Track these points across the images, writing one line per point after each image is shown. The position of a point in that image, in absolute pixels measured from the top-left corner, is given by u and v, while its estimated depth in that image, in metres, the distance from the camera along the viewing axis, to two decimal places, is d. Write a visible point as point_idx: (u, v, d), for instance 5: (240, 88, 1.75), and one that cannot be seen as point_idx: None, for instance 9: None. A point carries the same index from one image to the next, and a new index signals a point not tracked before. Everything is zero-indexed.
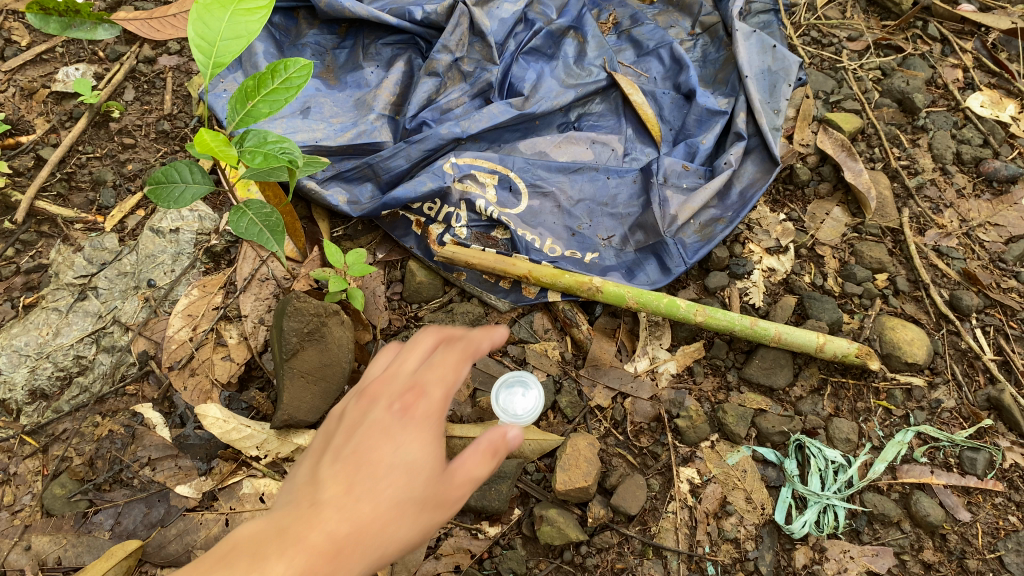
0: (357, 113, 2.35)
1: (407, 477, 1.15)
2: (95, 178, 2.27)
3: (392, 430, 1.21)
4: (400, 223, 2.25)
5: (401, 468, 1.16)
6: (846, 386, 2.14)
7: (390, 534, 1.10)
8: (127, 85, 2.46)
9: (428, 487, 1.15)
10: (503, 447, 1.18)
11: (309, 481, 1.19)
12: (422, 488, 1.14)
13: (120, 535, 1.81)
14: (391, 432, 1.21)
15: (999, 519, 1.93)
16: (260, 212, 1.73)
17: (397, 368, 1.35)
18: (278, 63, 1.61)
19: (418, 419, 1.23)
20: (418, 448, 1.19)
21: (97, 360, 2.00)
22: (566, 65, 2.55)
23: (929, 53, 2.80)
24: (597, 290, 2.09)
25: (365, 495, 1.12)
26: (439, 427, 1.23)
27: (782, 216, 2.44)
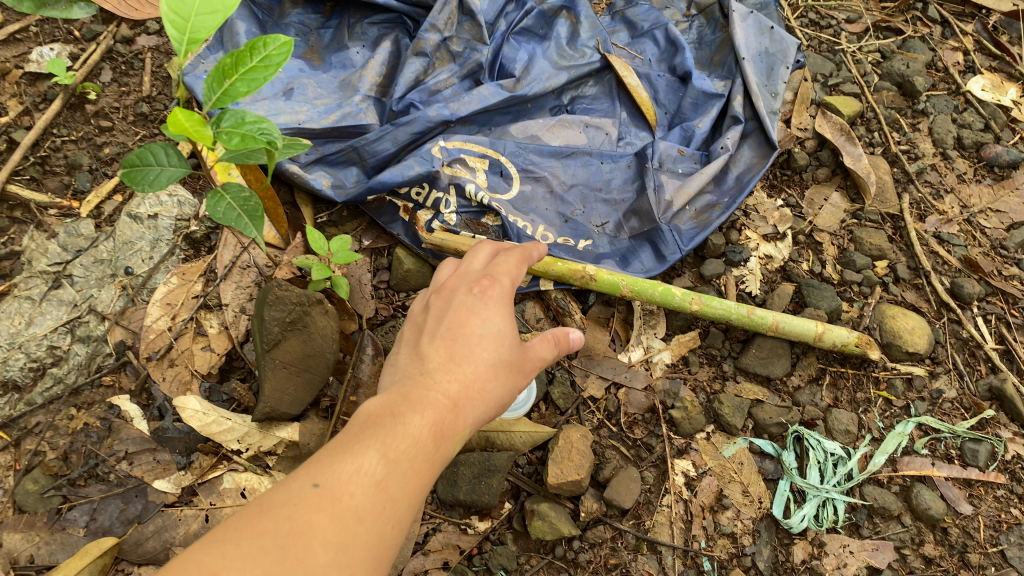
0: (342, 95, 2.28)
1: (498, 347, 1.29)
2: (70, 162, 2.19)
3: (475, 306, 1.33)
4: (387, 209, 2.17)
5: (491, 338, 1.30)
6: (845, 376, 2.08)
7: (490, 392, 1.25)
8: (103, 66, 2.36)
9: (513, 355, 1.32)
10: (564, 339, 1.46)
11: (408, 358, 1.29)
12: (510, 356, 1.30)
13: (96, 532, 1.75)
14: (482, 301, 1.34)
15: (1001, 512, 1.89)
16: (238, 196, 1.65)
17: (464, 270, 1.45)
18: (257, 40, 1.53)
19: (497, 296, 1.36)
20: (503, 320, 1.33)
21: (72, 351, 1.91)
22: (559, 46, 2.47)
23: (930, 36, 2.73)
24: (591, 278, 2.03)
25: (466, 359, 1.25)
26: (512, 306, 1.37)
27: (779, 202, 2.37)
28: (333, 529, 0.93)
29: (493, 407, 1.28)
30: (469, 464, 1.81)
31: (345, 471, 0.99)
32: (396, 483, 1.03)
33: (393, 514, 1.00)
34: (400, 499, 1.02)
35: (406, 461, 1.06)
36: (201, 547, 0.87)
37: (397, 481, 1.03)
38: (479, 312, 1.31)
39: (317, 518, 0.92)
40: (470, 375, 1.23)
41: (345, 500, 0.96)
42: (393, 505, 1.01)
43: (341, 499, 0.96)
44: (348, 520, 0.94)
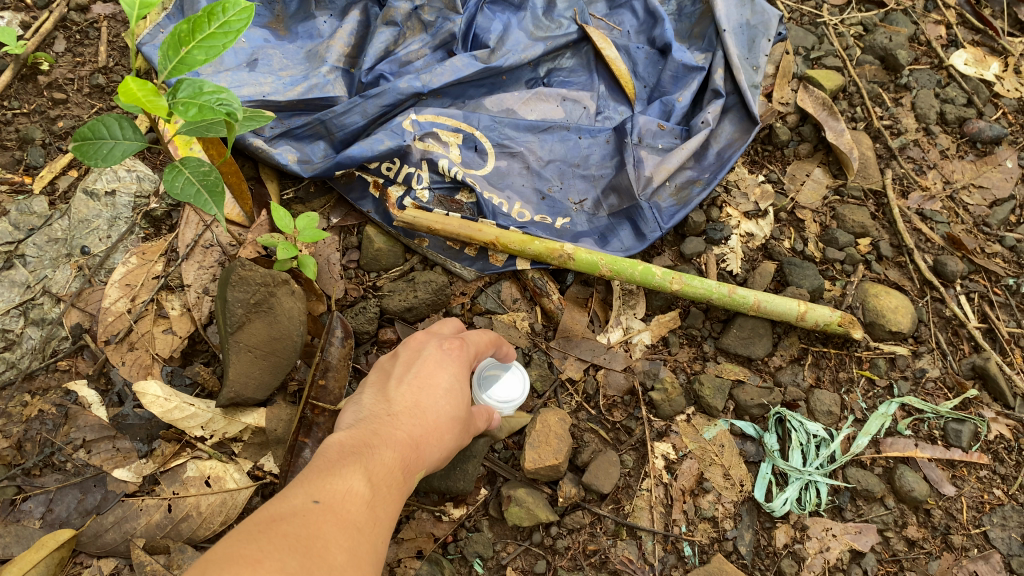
0: (309, 66, 2.19)
1: (459, 402, 1.36)
2: (22, 136, 2.09)
3: (443, 361, 1.39)
4: (356, 184, 2.09)
5: (453, 393, 1.36)
6: (827, 356, 2.04)
7: (449, 442, 1.33)
8: (57, 35, 2.26)
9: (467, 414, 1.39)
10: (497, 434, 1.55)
11: (374, 398, 1.33)
12: (467, 413, 1.38)
13: (52, 524, 1.68)
14: (451, 355, 1.42)
15: (984, 493, 1.86)
16: (197, 170, 1.56)
17: (433, 330, 1.53)
18: (215, 6, 1.44)
19: (461, 356, 1.43)
20: (464, 380, 1.40)
21: (25, 334, 1.83)
22: (535, 16, 2.37)
23: (912, 9, 2.68)
24: (569, 257, 1.97)
25: (433, 408, 1.31)
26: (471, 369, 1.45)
27: (761, 177, 2.31)
28: (341, 537, 1.00)
29: (445, 457, 1.35)
30: None
31: (342, 492, 1.06)
32: (379, 508, 1.10)
33: (379, 535, 1.08)
34: (381, 523, 1.10)
35: (383, 491, 1.13)
36: (232, 540, 0.92)
37: (379, 506, 1.11)
38: (445, 371, 1.38)
39: (328, 528, 0.99)
40: (437, 422, 1.30)
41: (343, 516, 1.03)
42: (377, 526, 1.08)
43: (342, 515, 1.03)
44: (350, 533, 1.02)
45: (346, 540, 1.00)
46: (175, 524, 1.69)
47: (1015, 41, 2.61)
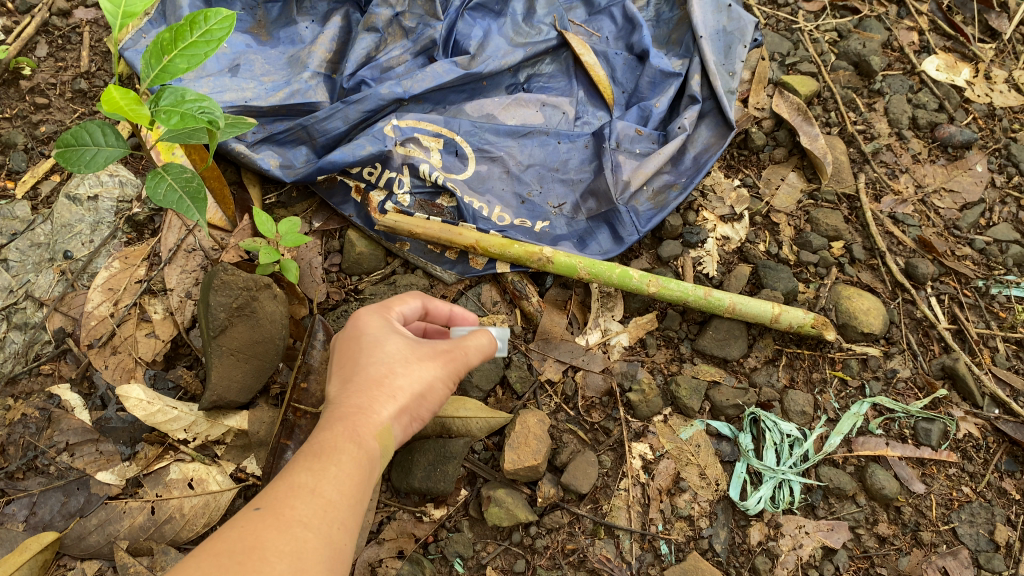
0: (291, 72, 2.21)
1: (389, 355, 1.38)
2: (4, 141, 2.10)
3: (360, 334, 1.42)
4: (338, 189, 2.11)
5: (379, 353, 1.38)
6: (801, 356, 2.08)
7: (403, 384, 1.34)
8: (38, 40, 2.27)
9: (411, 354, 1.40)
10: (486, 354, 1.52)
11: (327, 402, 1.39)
12: (406, 354, 1.38)
13: (36, 526, 1.70)
14: (366, 326, 1.44)
15: (952, 490, 1.91)
16: (180, 177, 1.59)
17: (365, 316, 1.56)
18: (197, 15, 1.46)
19: (378, 320, 1.45)
20: (388, 337, 1.41)
21: (8, 338, 1.86)
22: (515, 23, 2.40)
23: (886, 15, 2.73)
24: (548, 260, 2.00)
25: (368, 373, 1.35)
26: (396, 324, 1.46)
27: (736, 182, 2.36)
28: (281, 539, 1.06)
29: (418, 393, 1.34)
30: (425, 452, 1.79)
31: (283, 492, 1.13)
32: (329, 489, 1.16)
33: (332, 517, 1.14)
34: (335, 504, 1.15)
35: (330, 471, 1.18)
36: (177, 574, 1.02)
37: (330, 488, 1.16)
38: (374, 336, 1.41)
39: (264, 531, 1.07)
40: (374, 380, 1.33)
41: (286, 514, 1.10)
42: (331, 509, 1.14)
43: (284, 513, 1.10)
44: (294, 529, 1.08)
45: (286, 538, 1.07)
46: (158, 526, 1.70)
47: (985, 47, 2.67)
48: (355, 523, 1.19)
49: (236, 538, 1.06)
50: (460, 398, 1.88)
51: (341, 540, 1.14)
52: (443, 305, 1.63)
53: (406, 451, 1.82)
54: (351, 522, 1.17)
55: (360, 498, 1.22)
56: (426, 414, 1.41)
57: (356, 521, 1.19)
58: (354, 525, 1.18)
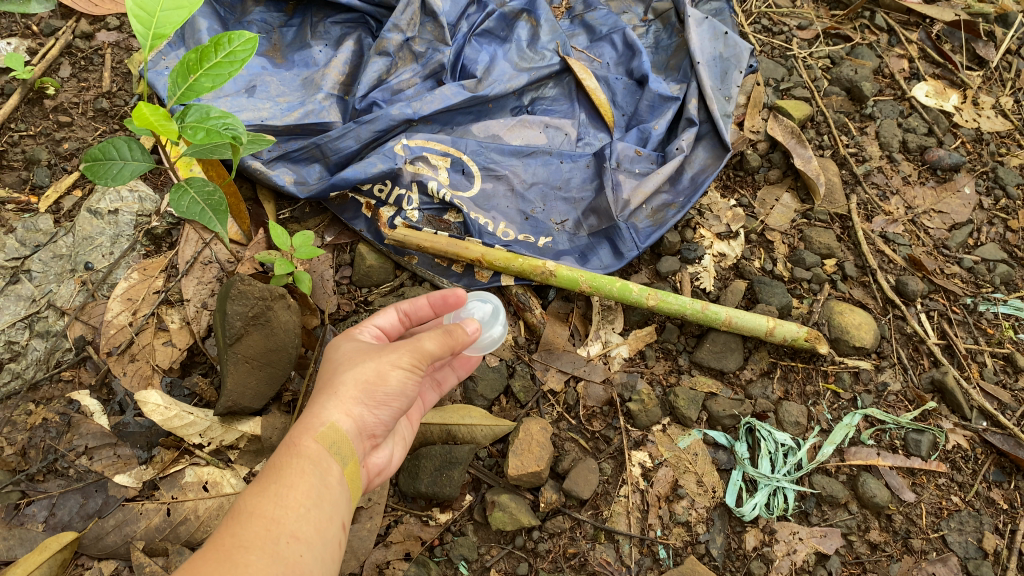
0: (305, 93, 2.30)
1: (341, 363, 1.49)
2: (28, 157, 2.18)
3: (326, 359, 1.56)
4: (349, 205, 2.20)
5: (333, 366, 1.50)
6: (795, 369, 2.15)
7: (349, 379, 1.41)
8: (62, 62, 2.37)
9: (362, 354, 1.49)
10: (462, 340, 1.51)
11: None
12: (354, 357, 1.48)
13: (55, 527, 1.74)
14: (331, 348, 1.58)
15: (942, 499, 1.97)
16: (202, 190, 1.68)
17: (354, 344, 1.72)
18: (221, 37, 1.55)
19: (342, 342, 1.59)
20: (346, 350, 1.53)
21: (30, 346, 1.91)
22: (519, 49, 2.52)
23: (877, 43, 2.84)
24: (550, 273, 2.08)
25: (321, 383, 1.46)
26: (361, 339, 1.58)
27: (733, 202, 2.44)
28: (225, 561, 1.13)
29: (365, 382, 1.41)
30: (431, 456, 1.85)
31: (224, 525, 1.21)
32: (269, 507, 1.23)
33: (277, 531, 1.20)
34: (279, 520, 1.22)
35: (272, 489, 1.26)
36: None
37: (272, 507, 1.23)
38: (335, 353, 1.54)
39: (204, 565, 1.12)
40: (323, 386, 1.43)
41: (229, 543, 1.17)
42: (275, 524, 1.21)
43: (225, 543, 1.16)
44: (236, 555, 1.14)
45: (230, 566, 1.12)
46: (174, 527, 1.76)
47: (972, 74, 2.77)
48: (313, 534, 1.25)
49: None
50: (464, 407, 1.97)
51: (293, 553, 1.20)
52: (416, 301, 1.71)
53: (413, 457, 1.88)
54: (302, 532, 1.23)
55: (314, 506, 1.28)
56: (395, 403, 1.45)
57: (313, 530, 1.25)
58: (309, 535, 1.24)
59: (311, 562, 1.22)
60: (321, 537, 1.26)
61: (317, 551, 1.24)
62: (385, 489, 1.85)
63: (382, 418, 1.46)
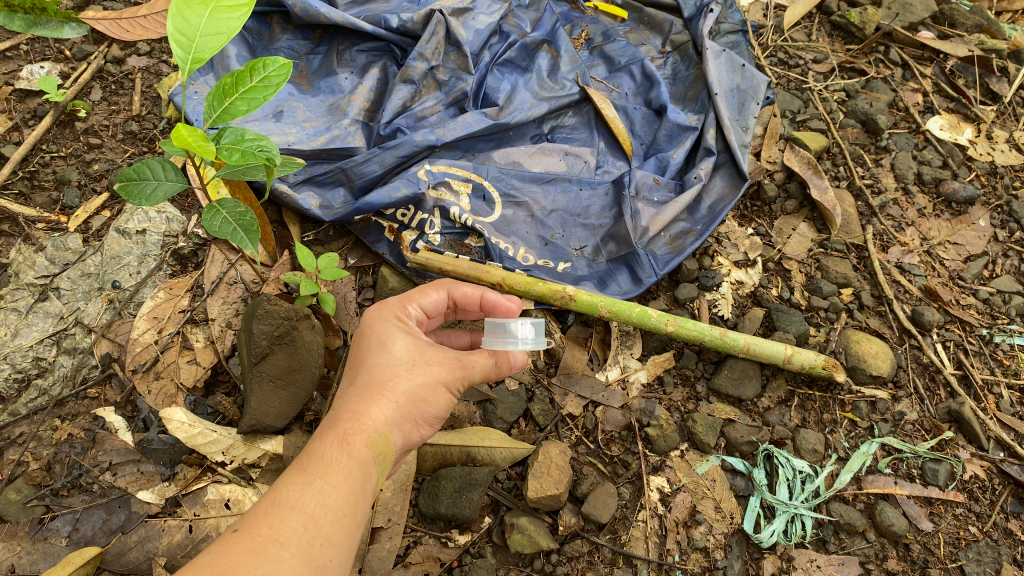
0: (331, 118, 2.34)
1: (394, 355, 1.50)
2: (59, 178, 2.23)
3: (371, 335, 1.56)
4: (372, 229, 2.24)
5: (384, 355, 1.51)
6: (813, 398, 2.16)
7: (410, 389, 1.46)
8: (93, 85, 2.42)
9: (417, 355, 1.52)
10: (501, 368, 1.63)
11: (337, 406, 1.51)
12: (411, 356, 1.51)
13: (78, 542, 1.73)
14: (378, 325, 1.58)
15: (960, 529, 1.96)
16: (233, 211, 1.72)
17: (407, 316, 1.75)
18: (257, 62, 1.59)
19: (392, 323, 1.59)
20: (398, 337, 1.55)
21: (57, 362, 1.93)
22: (540, 78, 2.59)
23: (891, 77, 2.89)
24: (570, 298, 2.10)
25: (371, 374, 1.47)
26: (409, 329, 1.60)
27: (750, 230, 2.47)
28: (257, 555, 1.13)
29: (421, 398, 1.47)
30: (451, 478, 1.86)
31: (261, 512, 1.21)
32: (310, 503, 1.23)
33: (313, 531, 1.21)
34: (317, 519, 1.22)
35: (315, 484, 1.27)
36: None
37: (312, 504, 1.24)
38: (384, 336, 1.55)
39: (238, 555, 1.12)
40: (375, 381, 1.46)
41: (264, 534, 1.17)
42: (313, 523, 1.21)
43: (261, 534, 1.17)
44: (270, 550, 1.15)
45: (263, 562, 1.12)
46: (195, 544, 1.76)
47: (986, 109, 2.80)
48: (344, 539, 1.25)
49: (211, 564, 1.12)
50: (484, 430, 1.98)
51: (324, 556, 1.20)
52: (469, 293, 1.76)
53: (433, 478, 1.89)
54: (335, 536, 1.23)
55: (349, 511, 1.28)
56: (432, 419, 1.53)
57: (345, 535, 1.25)
58: (341, 539, 1.24)
59: (338, 568, 1.22)
60: (350, 543, 1.27)
61: (344, 557, 1.24)
62: (405, 509, 1.87)
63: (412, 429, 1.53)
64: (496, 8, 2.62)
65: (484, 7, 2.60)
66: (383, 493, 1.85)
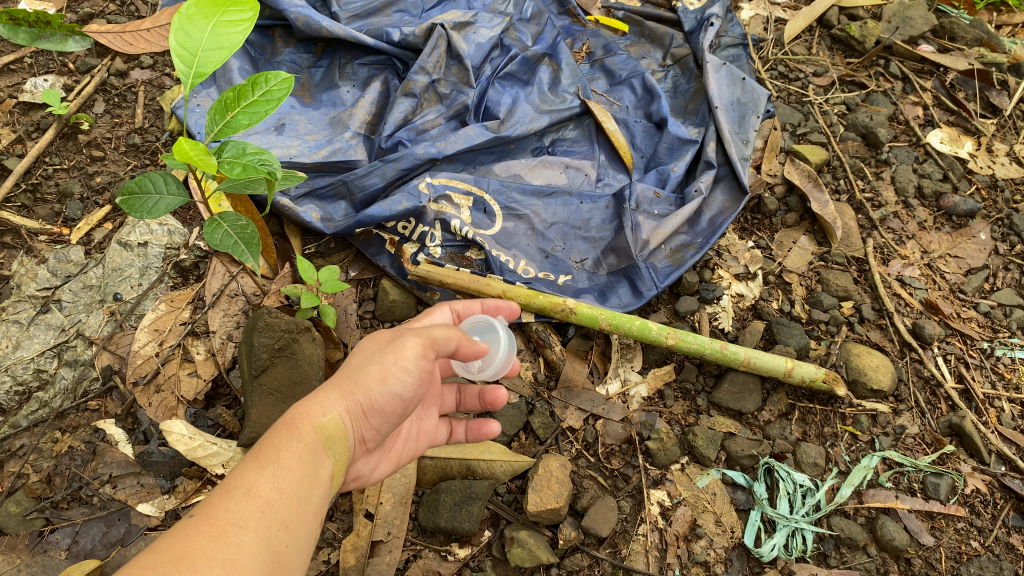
0: (333, 131, 2.36)
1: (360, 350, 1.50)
2: (61, 190, 2.24)
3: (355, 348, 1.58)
4: (373, 241, 2.25)
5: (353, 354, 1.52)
6: (813, 411, 2.16)
7: (360, 369, 1.41)
8: (97, 98, 2.43)
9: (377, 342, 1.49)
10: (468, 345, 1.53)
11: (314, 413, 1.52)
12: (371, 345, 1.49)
13: (78, 555, 1.73)
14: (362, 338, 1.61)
15: (961, 544, 1.96)
16: (235, 224, 1.73)
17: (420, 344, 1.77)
18: (259, 76, 1.61)
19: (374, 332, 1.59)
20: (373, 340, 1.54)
21: (58, 374, 1.93)
22: (541, 91, 2.60)
23: (891, 91, 2.90)
24: (570, 311, 2.10)
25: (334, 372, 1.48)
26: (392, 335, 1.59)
27: (750, 244, 2.48)
28: (215, 539, 1.13)
29: (369, 377, 1.40)
30: (451, 491, 1.86)
31: (216, 498, 1.21)
32: (266, 489, 1.24)
33: (269, 516, 1.21)
34: (273, 505, 1.23)
35: (268, 469, 1.27)
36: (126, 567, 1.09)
37: (268, 489, 1.24)
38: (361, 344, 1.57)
39: (196, 539, 1.12)
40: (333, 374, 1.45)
41: (221, 518, 1.17)
42: (269, 508, 1.22)
43: (218, 518, 1.17)
44: (229, 533, 1.15)
45: (222, 544, 1.13)
46: None
47: (986, 122, 2.81)
48: (300, 526, 1.26)
49: (168, 547, 1.11)
50: (485, 443, 1.98)
51: (280, 542, 1.21)
52: (470, 306, 1.83)
53: (433, 491, 1.89)
54: (292, 523, 1.24)
55: (304, 496, 1.29)
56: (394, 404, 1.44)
57: (300, 522, 1.26)
58: (296, 526, 1.25)
59: (295, 553, 1.23)
60: (305, 530, 1.28)
61: (299, 543, 1.25)
62: (405, 522, 1.87)
63: (379, 421, 1.46)
64: (497, 22, 2.64)
65: (485, 21, 2.62)
66: (383, 506, 1.85)
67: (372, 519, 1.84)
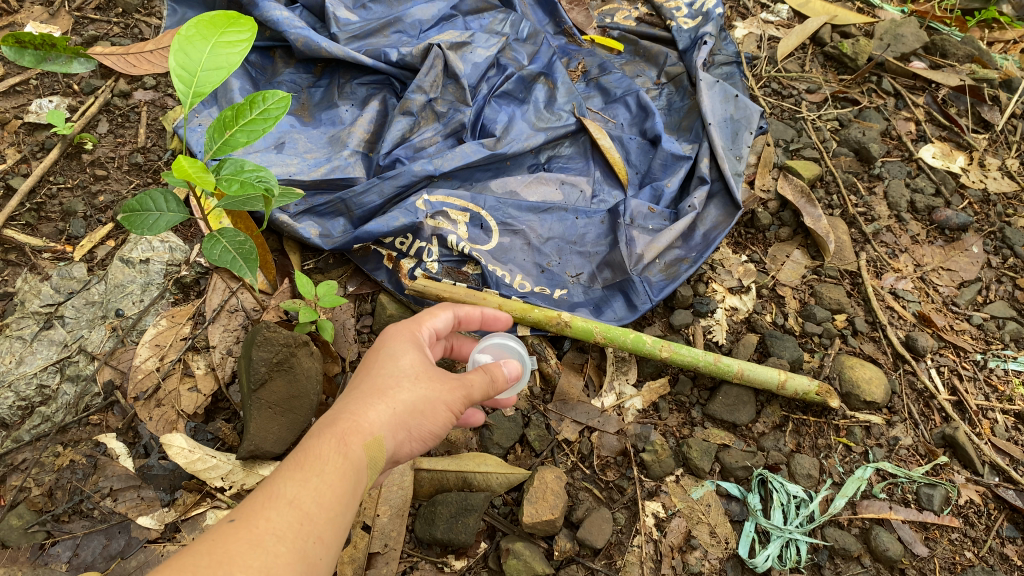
0: (331, 149, 2.40)
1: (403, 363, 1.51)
2: (65, 209, 2.28)
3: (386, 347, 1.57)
4: (371, 257, 2.28)
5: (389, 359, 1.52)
6: (807, 423, 2.18)
7: (411, 404, 1.45)
8: (100, 118, 2.48)
9: (423, 369, 1.52)
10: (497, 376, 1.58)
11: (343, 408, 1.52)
12: (417, 369, 1.51)
13: (78, 568, 1.74)
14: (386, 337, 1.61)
15: (956, 554, 1.96)
16: (233, 240, 1.76)
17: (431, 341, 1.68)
18: (256, 95, 1.65)
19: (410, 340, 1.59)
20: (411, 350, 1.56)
21: (61, 390, 1.96)
22: (537, 109, 2.65)
23: (884, 106, 2.94)
24: (565, 324, 2.13)
25: (373, 381, 1.48)
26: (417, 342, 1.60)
27: (744, 258, 2.52)
28: (252, 551, 1.16)
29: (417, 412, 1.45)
30: (447, 503, 1.88)
31: (258, 504, 1.25)
32: (307, 501, 1.26)
33: (309, 527, 1.24)
34: (312, 518, 1.25)
35: (315, 480, 1.29)
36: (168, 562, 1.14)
37: (309, 501, 1.27)
38: (393, 347, 1.56)
39: (235, 545, 1.16)
40: (377, 387, 1.46)
41: (260, 528, 1.21)
42: (308, 522, 1.25)
43: (257, 526, 1.20)
44: (265, 545, 1.18)
45: (259, 555, 1.16)
46: None
47: (978, 137, 2.84)
48: (335, 538, 1.29)
49: (208, 551, 1.15)
50: (481, 455, 2.01)
51: (315, 554, 1.24)
52: (471, 310, 1.82)
53: (430, 503, 1.91)
54: (327, 535, 1.27)
55: (342, 509, 1.32)
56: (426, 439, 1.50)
57: (335, 535, 1.29)
58: (331, 540, 1.28)
59: (326, 566, 1.26)
60: (338, 543, 1.31)
61: (332, 555, 1.29)
62: (401, 534, 1.89)
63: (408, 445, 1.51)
64: (494, 42, 2.69)
65: (482, 41, 2.67)
66: (380, 518, 1.88)
67: (369, 532, 1.86)
